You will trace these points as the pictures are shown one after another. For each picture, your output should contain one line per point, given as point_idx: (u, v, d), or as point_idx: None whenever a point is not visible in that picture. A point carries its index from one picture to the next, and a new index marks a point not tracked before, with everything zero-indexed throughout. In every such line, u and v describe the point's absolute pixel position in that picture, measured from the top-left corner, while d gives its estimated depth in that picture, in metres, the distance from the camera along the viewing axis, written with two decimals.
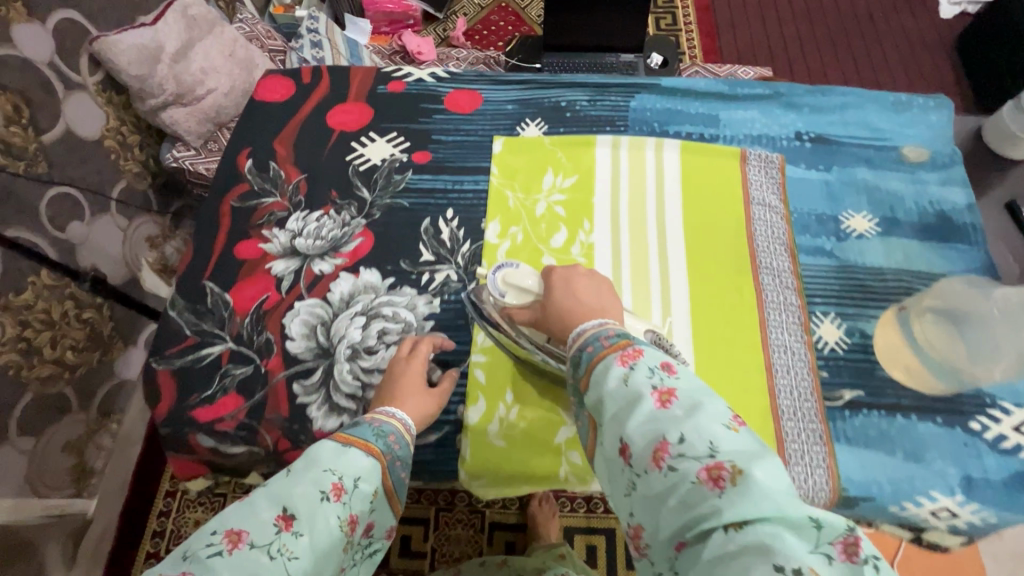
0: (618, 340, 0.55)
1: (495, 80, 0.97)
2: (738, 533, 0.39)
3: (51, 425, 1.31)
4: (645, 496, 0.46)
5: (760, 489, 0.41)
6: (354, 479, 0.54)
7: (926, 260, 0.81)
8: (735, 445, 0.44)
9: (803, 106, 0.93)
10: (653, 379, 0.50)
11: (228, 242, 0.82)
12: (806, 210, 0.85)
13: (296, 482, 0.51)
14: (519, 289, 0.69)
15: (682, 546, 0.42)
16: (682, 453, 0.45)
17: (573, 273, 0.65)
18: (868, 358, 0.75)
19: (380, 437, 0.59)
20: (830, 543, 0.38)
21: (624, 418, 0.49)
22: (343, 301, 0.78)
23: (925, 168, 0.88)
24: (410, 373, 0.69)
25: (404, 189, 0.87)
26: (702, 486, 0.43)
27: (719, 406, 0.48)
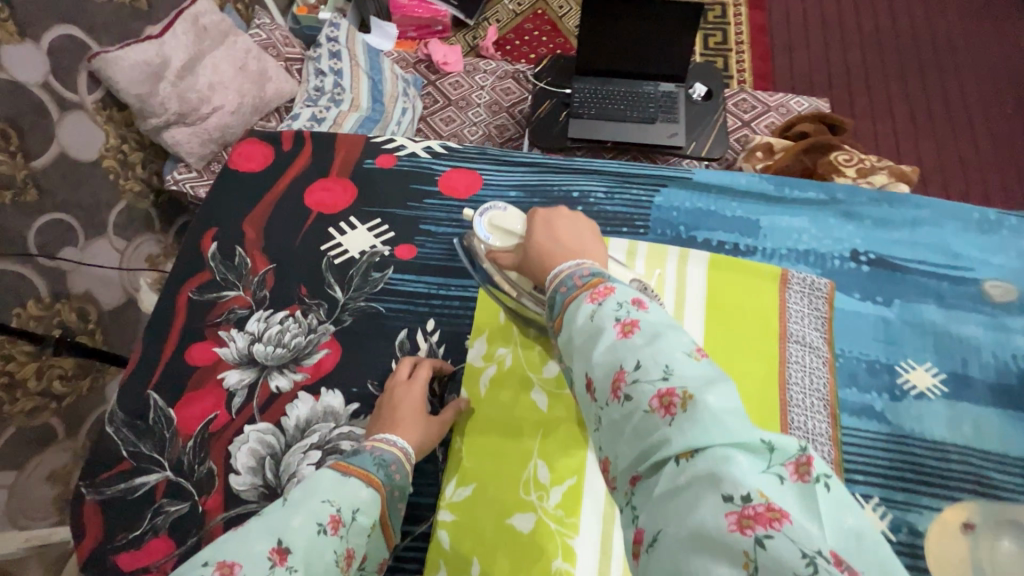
0: (591, 278, 0.47)
1: (498, 160, 0.84)
2: (690, 463, 0.35)
3: (35, 456, 1.25)
4: (607, 429, 0.40)
5: (709, 412, 0.35)
6: (351, 510, 0.51)
7: (1004, 438, 0.66)
8: (695, 371, 0.38)
9: (865, 217, 0.77)
10: (618, 312, 0.43)
11: (181, 343, 0.73)
12: (855, 353, 0.71)
13: (293, 513, 0.48)
14: (506, 232, 0.68)
15: (636, 480, 0.38)
16: (637, 380, 0.39)
17: (554, 215, 0.59)
18: (915, 568, 0.60)
19: (380, 467, 0.56)
20: (781, 464, 0.34)
21: (587, 353, 0.43)
22: (298, 429, 0.68)
23: (1011, 312, 0.72)
24: (410, 399, 0.65)
25: (382, 290, 0.76)
26: (654, 416, 0.37)
27: (684, 337, 0.42)
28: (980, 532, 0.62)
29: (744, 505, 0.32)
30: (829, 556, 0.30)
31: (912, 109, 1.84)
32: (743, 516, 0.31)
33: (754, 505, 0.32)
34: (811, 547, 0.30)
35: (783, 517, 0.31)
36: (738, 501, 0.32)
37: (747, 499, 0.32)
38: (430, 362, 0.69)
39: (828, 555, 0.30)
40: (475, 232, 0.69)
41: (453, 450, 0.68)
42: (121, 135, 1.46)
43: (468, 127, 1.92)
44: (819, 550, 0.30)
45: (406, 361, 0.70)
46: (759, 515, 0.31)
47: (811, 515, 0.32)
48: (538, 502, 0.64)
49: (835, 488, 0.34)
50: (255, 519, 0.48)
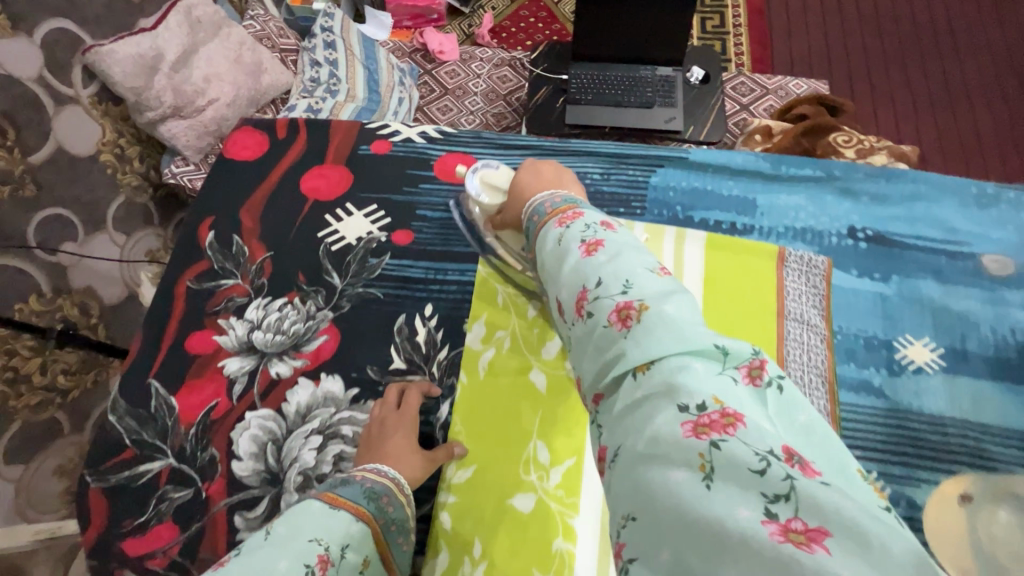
0: (562, 206, 0.52)
1: (494, 143, 0.83)
2: (645, 376, 0.36)
3: (42, 451, 1.21)
4: (575, 347, 0.43)
5: (663, 320, 0.37)
6: (340, 548, 0.50)
7: (1005, 412, 0.66)
8: (652, 286, 0.41)
9: (862, 193, 0.77)
10: (584, 233, 0.47)
11: (180, 331, 0.73)
12: (853, 330, 0.71)
13: (280, 554, 0.47)
14: (494, 189, 0.72)
15: (599, 397, 0.39)
16: (598, 296, 0.42)
17: (539, 162, 0.66)
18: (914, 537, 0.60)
19: (371, 500, 0.56)
20: (735, 366, 0.35)
21: (557, 275, 0.46)
22: (300, 415, 0.69)
23: (1009, 285, 0.72)
24: (400, 430, 0.64)
25: (379, 276, 0.76)
26: (613, 329, 0.40)
27: (645, 257, 0.44)
28: (978, 504, 0.61)
29: (700, 414, 0.33)
30: (779, 451, 0.31)
31: (912, 91, 1.83)
32: (699, 424, 0.32)
33: (710, 413, 0.32)
34: (763, 446, 0.31)
35: (737, 422, 0.32)
36: (694, 410, 0.33)
37: (702, 408, 0.33)
38: (421, 386, 0.68)
39: (777, 452, 0.31)
40: (468, 188, 0.73)
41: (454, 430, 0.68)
42: (118, 130, 1.46)
43: (465, 115, 1.91)
44: (770, 449, 0.31)
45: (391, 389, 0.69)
46: (714, 422, 0.32)
47: (763, 415, 0.33)
48: (539, 483, 0.65)
49: (790, 390, 0.35)
50: (240, 557, 0.47)
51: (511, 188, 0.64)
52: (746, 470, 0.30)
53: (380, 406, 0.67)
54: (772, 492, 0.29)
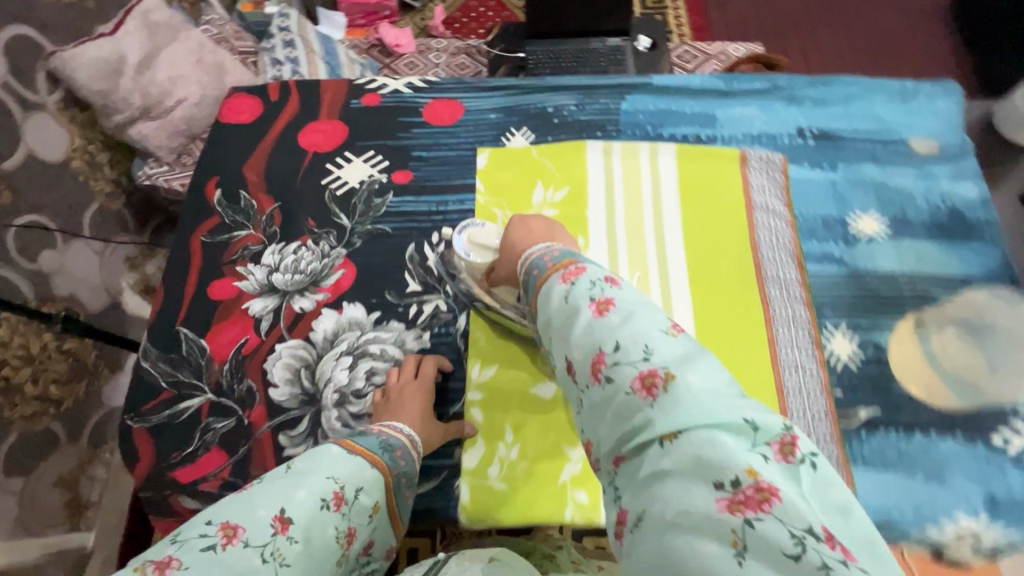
0: (561, 260, 0.54)
1: (475, 87, 0.90)
2: (673, 445, 0.38)
3: (41, 463, 1.14)
4: (590, 412, 0.44)
5: (690, 391, 0.39)
6: (355, 489, 0.54)
7: (944, 263, 0.77)
8: (671, 350, 0.42)
9: (805, 99, 0.88)
10: (592, 292, 0.48)
11: (202, 281, 0.77)
12: (812, 214, 0.81)
13: (298, 486, 0.51)
14: (483, 246, 0.75)
15: (619, 461, 0.41)
16: (617, 362, 0.43)
17: (526, 216, 0.71)
18: (884, 373, 0.71)
19: (386, 451, 0.59)
20: (767, 444, 0.37)
21: (568, 333, 0.47)
22: (328, 340, 0.73)
23: (935, 162, 0.83)
24: (415, 399, 0.67)
25: (385, 213, 0.81)
26: (636, 397, 0.41)
27: (656, 314, 0.46)
28: (930, 324, 0.73)
29: (735, 491, 0.35)
30: (818, 530, 0.33)
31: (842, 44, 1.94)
32: (734, 502, 0.35)
33: (744, 489, 0.35)
34: (801, 528, 0.33)
35: (772, 498, 0.34)
36: (729, 487, 0.35)
37: (736, 484, 0.35)
38: (434, 360, 0.71)
39: (816, 532, 0.33)
40: (456, 247, 0.75)
41: (472, 335, 0.74)
42: (86, 136, 1.43)
43: None
44: (807, 530, 0.33)
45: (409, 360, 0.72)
46: (749, 499, 0.34)
47: (797, 492, 0.35)
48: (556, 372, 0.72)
49: (823, 466, 0.37)
50: (262, 484, 0.52)
51: (502, 244, 0.69)
52: (781, 553, 0.32)
53: (398, 376, 0.69)
54: None
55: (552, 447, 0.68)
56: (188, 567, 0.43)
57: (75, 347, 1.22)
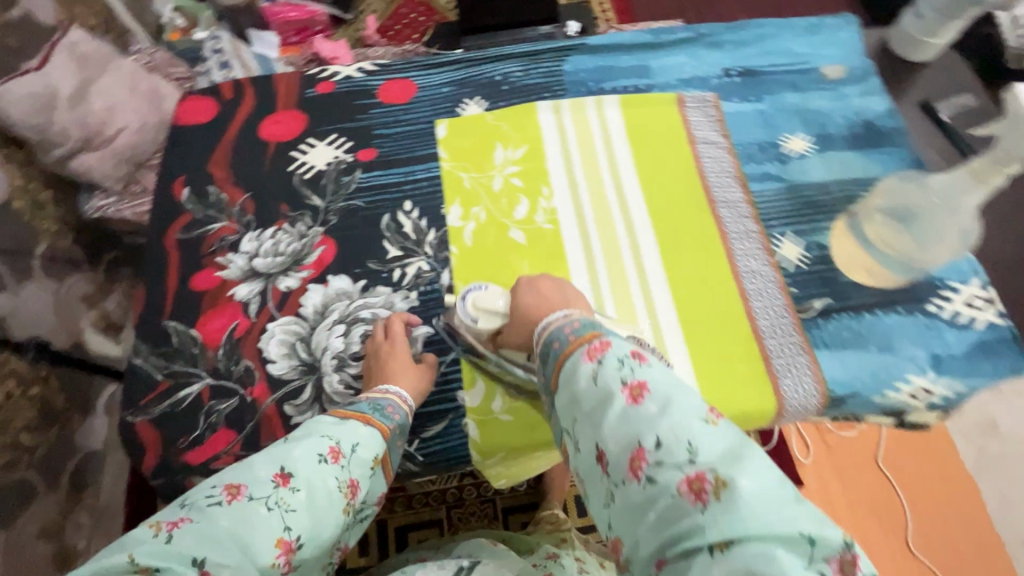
0: (584, 333, 0.55)
1: (424, 65, 0.95)
2: (724, 555, 0.38)
3: (20, 513, 1.07)
4: (624, 510, 0.44)
5: (743, 497, 0.39)
6: (351, 444, 0.57)
7: (866, 167, 0.86)
8: (714, 447, 0.43)
9: (726, 44, 0.97)
10: (622, 372, 0.49)
11: (184, 276, 0.78)
12: (748, 140, 0.89)
13: (294, 446, 0.54)
14: (489, 312, 0.70)
15: (662, 564, 0.41)
16: (660, 461, 0.43)
17: (535, 277, 0.68)
18: (829, 267, 0.79)
19: (377, 410, 0.63)
20: (826, 560, 0.37)
21: (602, 420, 0.48)
22: (318, 313, 0.76)
23: (845, 84, 0.93)
24: (398, 354, 0.70)
25: (356, 189, 0.84)
26: (684, 500, 0.41)
27: (693, 400, 0.47)
28: (861, 215, 0.80)
29: None
30: None
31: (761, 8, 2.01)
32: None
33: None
34: None
35: None
36: None
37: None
38: (403, 317, 0.75)
39: None
40: (460, 313, 0.71)
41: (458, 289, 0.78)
42: (26, 174, 1.17)
43: None
44: None
45: (379, 325, 0.75)
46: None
47: None
48: None
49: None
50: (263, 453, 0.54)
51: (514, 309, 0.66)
52: None
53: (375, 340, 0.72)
54: None
55: None
56: (198, 520, 0.46)
57: (42, 392, 1.15)
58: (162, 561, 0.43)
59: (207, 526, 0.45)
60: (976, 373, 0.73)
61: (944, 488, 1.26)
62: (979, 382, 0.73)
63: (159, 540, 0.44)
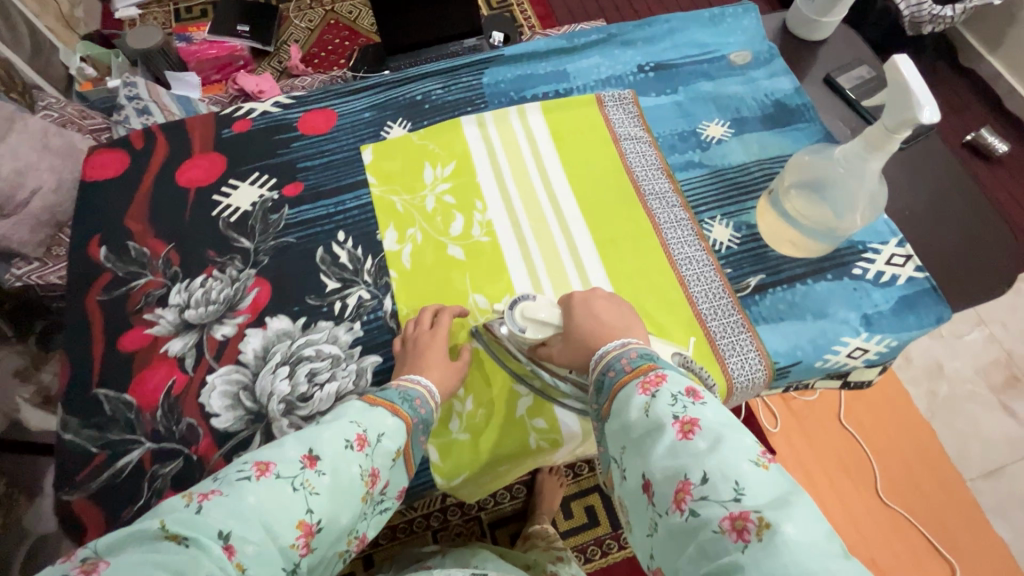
0: (640, 364, 0.55)
1: (343, 92, 0.93)
2: None
3: None
4: (666, 539, 0.45)
5: (788, 544, 0.39)
6: (377, 434, 0.56)
7: (780, 145, 0.91)
8: (763, 492, 0.43)
9: (637, 41, 1.00)
10: (675, 408, 0.49)
11: (109, 339, 0.74)
12: (668, 132, 0.92)
13: (323, 429, 0.53)
14: (540, 323, 0.67)
15: None
16: (705, 497, 0.44)
17: (590, 296, 0.67)
18: (758, 244, 0.82)
19: (406, 401, 0.61)
20: None
21: (650, 448, 0.49)
22: (260, 357, 0.73)
23: (753, 68, 0.97)
24: (436, 342, 0.70)
25: (285, 226, 0.82)
26: (726, 538, 0.42)
27: (747, 441, 0.47)
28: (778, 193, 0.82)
29: None
30: None
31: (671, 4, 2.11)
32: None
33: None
34: None
35: None
36: None
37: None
38: (451, 310, 0.74)
39: None
40: (510, 325, 0.69)
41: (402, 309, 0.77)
42: None
43: None
44: None
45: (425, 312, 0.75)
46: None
47: None
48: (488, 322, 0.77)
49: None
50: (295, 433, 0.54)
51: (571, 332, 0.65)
52: None
53: (415, 326, 0.72)
54: None
55: (500, 391, 0.72)
56: (227, 494, 0.46)
57: None
58: (192, 529, 0.43)
59: (234, 502, 0.45)
60: (906, 327, 0.77)
61: (907, 437, 1.32)
62: (908, 334, 0.77)
63: (189, 509, 0.44)
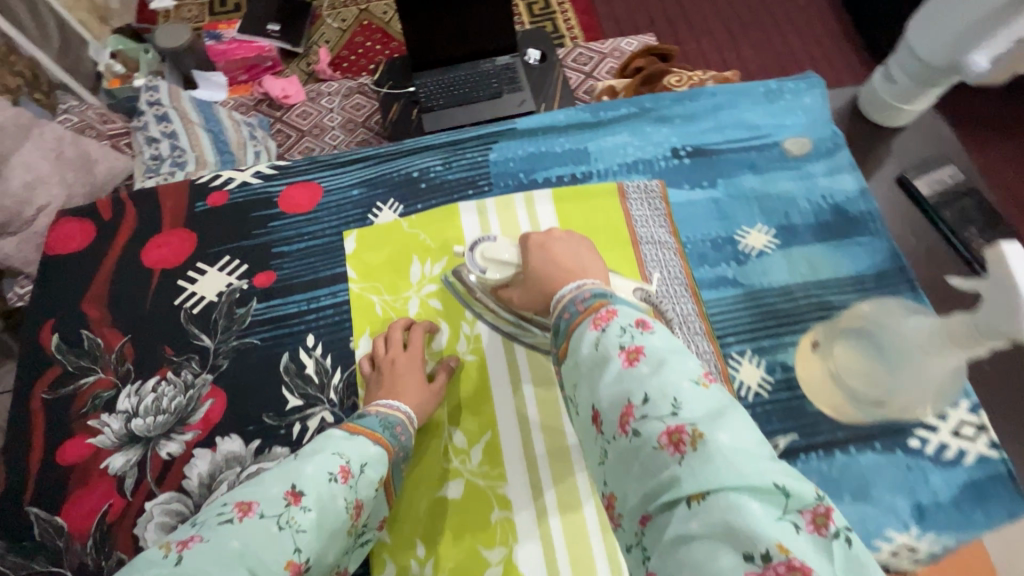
0: (593, 302, 0.48)
1: (332, 163, 0.84)
2: (701, 506, 0.35)
3: None
4: (616, 464, 0.42)
5: (721, 452, 0.36)
6: (360, 464, 0.54)
7: (835, 265, 0.75)
8: (701, 404, 0.39)
9: (674, 118, 0.85)
10: (622, 338, 0.44)
11: (48, 446, 0.67)
12: (700, 237, 0.78)
13: (305, 463, 0.52)
14: (500, 262, 0.63)
15: (647, 519, 0.38)
16: (646, 415, 0.40)
17: (548, 239, 0.59)
18: (794, 395, 0.69)
19: (387, 429, 0.59)
20: (797, 512, 0.34)
21: (597, 386, 0.44)
22: (204, 486, 0.65)
23: (810, 160, 0.82)
24: (408, 366, 0.68)
25: (251, 323, 0.74)
26: (664, 453, 0.38)
27: (689, 362, 0.43)
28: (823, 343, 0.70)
29: (766, 565, 0.32)
30: None
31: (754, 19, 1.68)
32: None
33: (775, 564, 0.32)
34: None
35: None
36: (758, 560, 0.32)
37: (767, 557, 0.32)
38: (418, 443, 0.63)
39: None
40: (469, 266, 0.65)
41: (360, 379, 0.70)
42: None
43: (326, 115, 1.61)
44: None
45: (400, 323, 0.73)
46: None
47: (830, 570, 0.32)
48: (462, 466, 0.67)
49: (857, 545, 0.33)
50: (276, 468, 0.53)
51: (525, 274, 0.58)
52: None
53: (387, 346, 0.69)
54: None
55: (467, 554, 0.62)
56: (210, 540, 0.44)
57: None
58: None
59: (217, 545, 0.44)
60: (968, 526, 0.63)
61: None
62: (971, 536, 0.62)
63: (168, 562, 0.42)
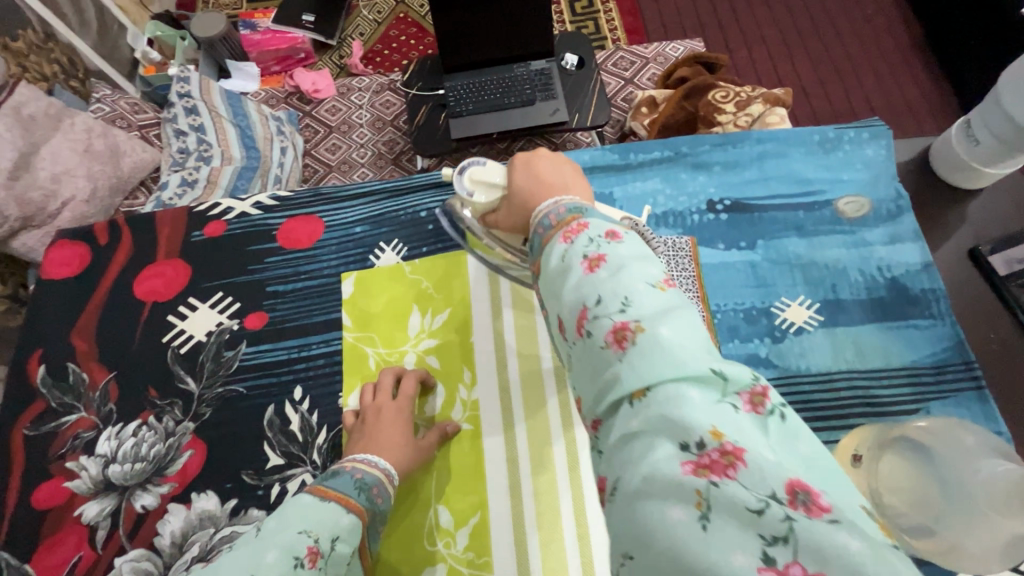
0: (566, 216, 0.41)
1: (335, 198, 0.80)
2: (643, 403, 0.30)
3: None
4: (574, 372, 0.35)
5: (661, 347, 0.30)
6: (330, 539, 0.46)
7: (888, 353, 0.66)
8: (656, 302, 0.33)
9: (714, 164, 0.77)
10: (586, 246, 0.37)
11: (25, 489, 0.65)
12: (731, 305, 0.69)
13: (267, 548, 0.43)
14: (488, 185, 0.54)
15: (597, 424, 0.33)
16: (596, 316, 0.33)
17: (534, 154, 0.49)
18: None
19: (362, 490, 0.51)
20: (734, 393, 0.29)
21: (555, 296, 0.37)
22: (175, 546, 0.61)
23: (867, 225, 0.72)
24: (384, 417, 0.61)
25: (238, 369, 0.70)
26: (609, 351, 0.32)
27: (649, 266, 0.36)
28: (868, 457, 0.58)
29: (699, 453, 0.27)
30: (784, 497, 0.25)
31: (817, 27, 1.51)
32: (699, 465, 0.27)
33: (709, 452, 0.27)
34: (763, 491, 0.25)
35: (738, 461, 0.27)
36: (693, 449, 0.27)
37: (701, 446, 0.27)
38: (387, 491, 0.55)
39: (780, 494, 0.25)
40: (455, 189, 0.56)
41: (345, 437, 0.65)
42: None
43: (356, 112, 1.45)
44: (771, 494, 0.25)
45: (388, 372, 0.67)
46: (715, 463, 0.27)
47: (767, 445, 0.27)
48: (446, 550, 0.59)
49: (794, 419, 0.29)
50: (230, 554, 0.43)
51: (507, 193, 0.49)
52: (744, 510, 0.25)
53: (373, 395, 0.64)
54: (770, 533, 0.24)
55: None
56: None
57: None
58: None
59: None
60: None
61: None
62: None
63: None
